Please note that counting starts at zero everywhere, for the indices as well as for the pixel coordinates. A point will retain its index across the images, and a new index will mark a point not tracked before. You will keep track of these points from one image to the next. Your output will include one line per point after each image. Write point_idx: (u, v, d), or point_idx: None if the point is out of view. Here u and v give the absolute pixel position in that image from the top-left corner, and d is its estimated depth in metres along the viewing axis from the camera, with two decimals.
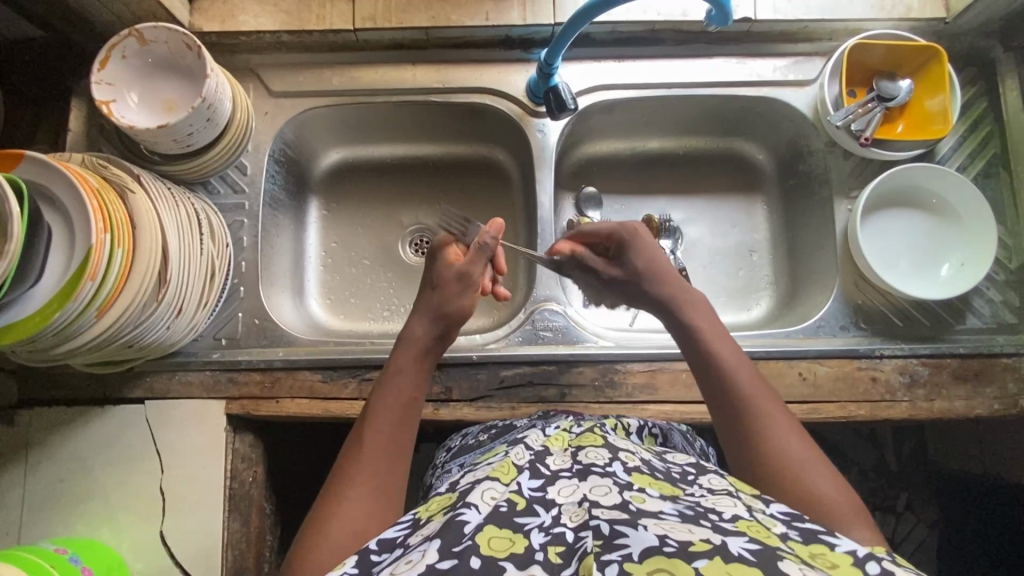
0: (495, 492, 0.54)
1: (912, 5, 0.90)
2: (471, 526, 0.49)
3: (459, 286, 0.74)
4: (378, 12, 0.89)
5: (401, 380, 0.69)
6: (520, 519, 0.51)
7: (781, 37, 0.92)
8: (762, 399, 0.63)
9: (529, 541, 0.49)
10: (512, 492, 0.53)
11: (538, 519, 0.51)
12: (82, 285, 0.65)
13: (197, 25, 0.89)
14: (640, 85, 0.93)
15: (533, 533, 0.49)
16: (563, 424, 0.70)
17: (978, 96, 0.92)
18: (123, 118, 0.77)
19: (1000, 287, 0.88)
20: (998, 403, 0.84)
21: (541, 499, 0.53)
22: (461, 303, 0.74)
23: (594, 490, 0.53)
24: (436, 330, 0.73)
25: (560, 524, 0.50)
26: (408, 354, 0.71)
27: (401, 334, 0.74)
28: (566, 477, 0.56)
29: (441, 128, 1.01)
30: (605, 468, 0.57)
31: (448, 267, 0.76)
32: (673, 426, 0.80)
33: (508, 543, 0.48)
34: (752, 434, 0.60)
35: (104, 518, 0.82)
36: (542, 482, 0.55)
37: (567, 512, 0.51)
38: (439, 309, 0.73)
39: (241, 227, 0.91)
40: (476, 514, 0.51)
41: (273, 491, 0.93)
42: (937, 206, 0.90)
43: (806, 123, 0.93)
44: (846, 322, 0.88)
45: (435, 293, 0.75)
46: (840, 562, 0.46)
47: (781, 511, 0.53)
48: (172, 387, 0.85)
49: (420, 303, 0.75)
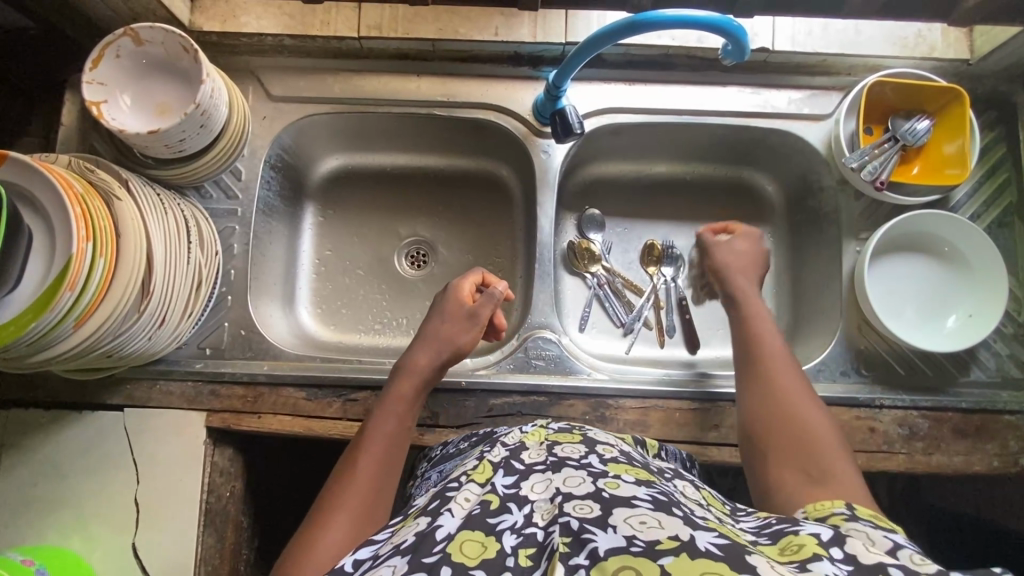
0: (470, 494, 0.53)
1: (935, 45, 0.87)
2: (443, 534, 0.48)
3: (468, 324, 0.77)
4: (385, 21, 0.87)
5: (399, 408, 0.70)
6: (493, 520, 0.49)
7: (798, 70, 0.90)
8: (786, 370, 0.68)
9: (500, 545, 0.47)
10: (486, 493, 0.52)
11: (509, 519, 0.49)
12: (59, 295, 0.62)
13: (196, 24, 0.86)
14: (650, 111, 0.90)
15: (505, 535, 0.48)
16: (540, 421, 0.69)
17: (997, 140, 0.89)
18: (113, 120, 0.75)
19: (1007, 340, 0.86)
20: (997, 461, 0.82)
21: (514, 495, 0.52)
22: (466, 341, 0.77)
23: (567, 482, 0.52)
24: (440, 362, 0.75)
25: (531, 524, 0.49)
26: (408, 382, 0.72)
27: (403, 360, 0.74)
28: (539, 471, 0.55)
29: (443, 141, 0.99)
30: (581, 460, 0.56)
31: (460, 304, 0.78)
32: (678, 452, 0.78)
33: (479, 549, 0.46)
34: (771, 392, 0.67)
35: (76, 526, 0.80)
36: (516, 478, 0.55)
37: (539, 510, 0.50)
38: (443, 342, 0.75)
39: (232, 234, 0.88)
40: (451, 520, 0.50)
41: (250, 504, 0.91)
42: (949, 254, 0.87)
43: (818, 159, 0.90)
44: (847, 367, 0.85)
45: (444, 326, 0.77)
46: (804, 539, 0.46)
47: (752, 523, 0.53)
48: (152, 396, 0.83)
49: (426, 332, 0.76)
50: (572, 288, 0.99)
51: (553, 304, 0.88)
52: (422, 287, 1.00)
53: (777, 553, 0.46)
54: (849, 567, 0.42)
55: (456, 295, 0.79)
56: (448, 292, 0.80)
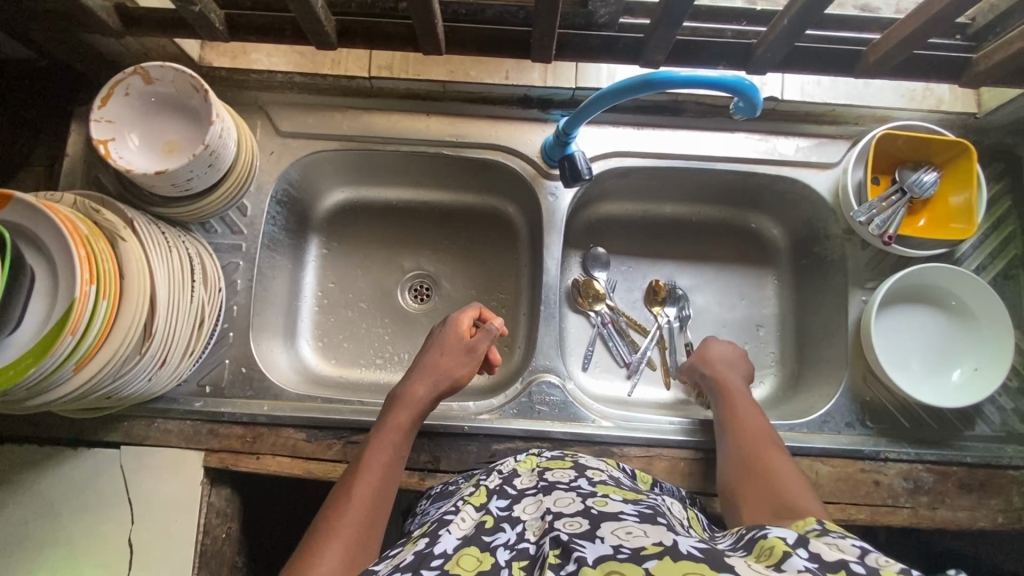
0: (466, 517, 0.54)
1: (942, 98, 0.88)
2: (440, 551, 0.48)
3: (466, 357, 0.77)
4: (396, 61, 0.88)
5: (396, 437, 0.69)
6: (488, 537, 0.50)
7: (806, 118, 0.90)
8: (759, 434, 0.74)
9: (495, 559, 0.47)
10: (482, 515, 0.54)
11: (503, 537, 0.50)
12: (61, 339, 0.61)
13: (207, 59, 0.88)
14: (659, 155, 0.90)
15: (499, 550, 0.48)
16: (534, 450, 0.72)
17: (1003, 193, 0.90)
18: (120, 159, 0.74)
19: (1012, 394, 0.85)
20: (1002, 516, 0.81)
21: (507, 517, 0.53)
22: (463, 374, 0.76)
23: (558, 502, 0.53)
24: (437, 393, 0.74)
25: (523, 540, 0.49)
26: (405, 413, 0.72)
27: (400, 392, 0.74)
28: (530, 495, 0.57)
29: (449, 177, 0.98)
30: (570, 483, 0.58)
31: (458, 338, 0.78)
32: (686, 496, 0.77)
33: (476, 562, 0.47)
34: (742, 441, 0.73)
35: (68, 567, 0.78)
36: (509, 501, 0.56)
37: (530, 527, 0.51)
38: (442, 372, 0.75)
39: (236, 270, 0.88)
40: (449, 538, 0.50)
41: (245, 543, 0.89)
42: (956, 306, 0.87)
43: (824, 207, 0.90)
44: (852, 419, 0.85)
45: (442, 358, 0.76)
46: (771, 542, 0.48)
47: (731, 539, 0.54)
48: (150, 433, 0.82)
49: (423, 364, 0.76)
50: (576, 327, 0.98)
51: (558, 347, 0.88)
52: (425, 322, 0.99)
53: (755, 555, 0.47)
54: (814, 564, 0.43)
55: (456, 327, 0.79)
56: (447, 324, 0.80)
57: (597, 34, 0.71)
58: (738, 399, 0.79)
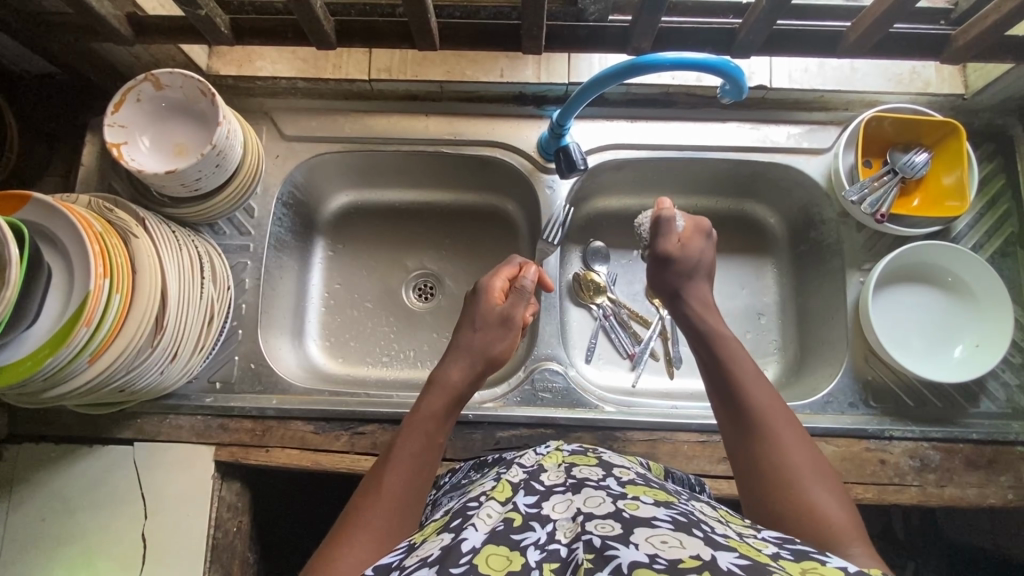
0: (491, 511, 0.49)
1: (929, 81, 0.90)
2: (468, 546, 0.44)
3: (504, 330, 0.74)
4: (395, 64, 0.91)
5: (429, 425, 0.65)
6: (517, 536, 0.45)
7: (796, 105, 0.92)
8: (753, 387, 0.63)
9: (525, 559, 0.43)
10: (509, 511, 0.48)
11: (533, 535, 0.45)
12: (76, 331, 0.63)
13: (214, 68, 0.91)
14: (652, 146, 0.92)
15: (529, 550, 0.44)
16: (555, 444, 0.65)
17: (995, 172, 0.90)
18: (133, 160, 0.78)
19: (1015, 370, 0.85)
20: (1012, 493, 0.80)
21: (537, 515, 0.48)
22: (502, 348, 0.74)
23: (588, 502, 0.48)
24: (474, 375, 0.71)
25: (555, 540, 0.45)
26: (440, 399, 0.68)
27: (436, 376, 0.71)
28: (559, 492, 0.51)
29: (450, 176, 1.01)
30: (600, 481, 0.52)
31: (491, 308, 0.75)
32: (699, 485, 0.75)
33: (505, 562, 0.43)
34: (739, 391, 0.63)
35: (84, 562, 0.80)
36: (537, 498, 0.50)
37: (562, 528, 0.46)
38: (480, 353, 0.72)
39: (244, 269, 0.90)
40: (476, 533, 0.46)
41: (253, 539, 0.90)
42: (952, 283, 0.88)
43: (818, 192, 0.92)
44: (855, 399, 0.85)
45: (477, 336, 0.73)
46: (831, 572, 0.41)
47: (774, 534, 0.48)
48: (162, 429, 0.84)
49: (458, 344, 0.73)
50: (578, 320, 0.98)
51: (558, 336, 0.89)
52: (429, 318, 1.01)
53: (800, 570, 0.41)
54: None
55: (485, 300, 0.76)
56: (479, 294, 0.76)
57: (584, 26, 0.74)
58: (741, 377, 0.64)
